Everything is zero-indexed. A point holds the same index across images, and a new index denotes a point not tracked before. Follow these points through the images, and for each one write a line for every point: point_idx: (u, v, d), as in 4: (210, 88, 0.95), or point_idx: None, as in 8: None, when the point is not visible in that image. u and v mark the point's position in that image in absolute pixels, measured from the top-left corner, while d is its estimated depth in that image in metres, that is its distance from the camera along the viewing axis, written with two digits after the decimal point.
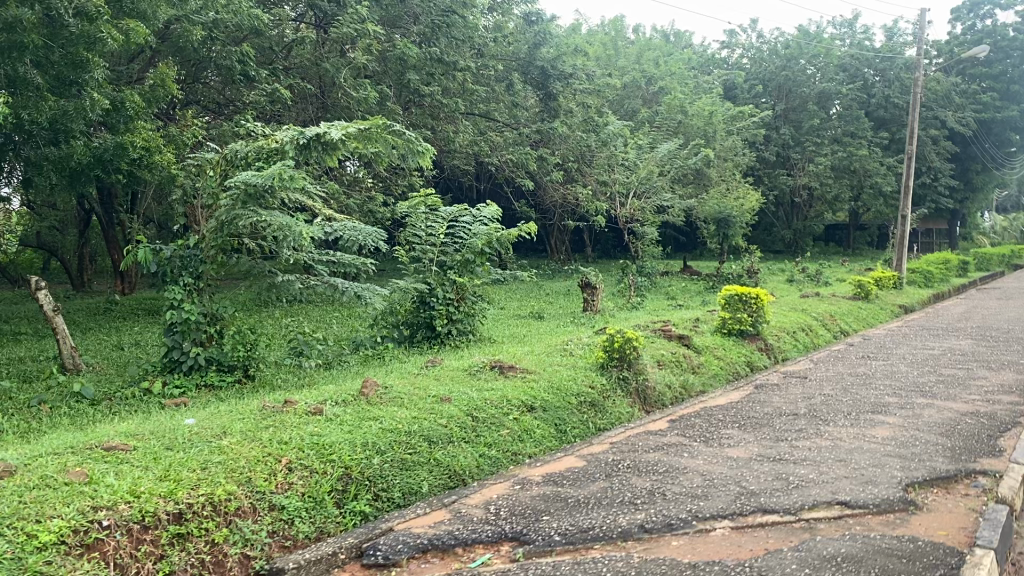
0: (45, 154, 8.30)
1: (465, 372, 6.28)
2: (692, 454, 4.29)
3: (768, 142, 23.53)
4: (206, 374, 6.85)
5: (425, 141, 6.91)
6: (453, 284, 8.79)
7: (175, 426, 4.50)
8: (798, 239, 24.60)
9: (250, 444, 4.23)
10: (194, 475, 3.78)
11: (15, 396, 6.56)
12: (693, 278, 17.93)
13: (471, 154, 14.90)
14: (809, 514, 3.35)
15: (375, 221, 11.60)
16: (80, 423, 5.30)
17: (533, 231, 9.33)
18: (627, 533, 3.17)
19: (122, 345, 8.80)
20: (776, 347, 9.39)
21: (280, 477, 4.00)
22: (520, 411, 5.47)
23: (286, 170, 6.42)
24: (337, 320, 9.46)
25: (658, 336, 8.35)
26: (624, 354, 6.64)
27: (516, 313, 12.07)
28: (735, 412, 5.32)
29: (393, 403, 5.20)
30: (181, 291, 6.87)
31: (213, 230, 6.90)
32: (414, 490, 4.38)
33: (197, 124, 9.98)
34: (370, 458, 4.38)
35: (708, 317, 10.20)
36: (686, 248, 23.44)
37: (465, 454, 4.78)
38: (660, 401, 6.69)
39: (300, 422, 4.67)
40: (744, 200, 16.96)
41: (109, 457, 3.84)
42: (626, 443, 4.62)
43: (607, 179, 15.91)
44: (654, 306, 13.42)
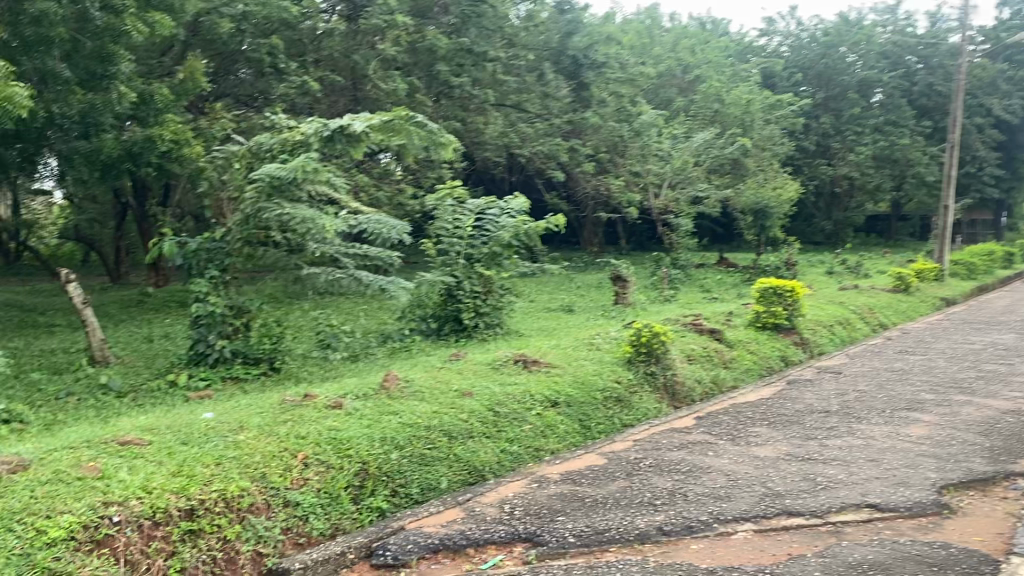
0: (76, 148, 8.45)
1: (489, 366, 6.20)
2: (717, 453, 4.16)
3: (807, 132, 23.13)
4: (232, 367, 6.85)
5: (448, 133, 6.81)
6: (480, 277, 8.75)
7: (194, 420, 4.47)
8: (838, 230, 24.16)
9: (267, 439, 4.18)
10: (208, 471, 3.74)
11: (44, 388, 6.63)
12: (729, 270, 17.66)
13: (503, 145, 14.82)
14: (836, 518, 3.20)
15: (405, 213, 11.57)
16: (104, 417, 5.32)
17: (562, 223, 9.20)
18: (644, 536, 3.06)
19: (152, 337, 8.88)
20: (812, 341, 9.17)
21: (296, 472, 3.95)
22: (543, 407, 5.40)
23: (310, 162, 6.36)
24: (366, 313, 9.45)
25: (689, 330, 8.20)
26: (652, 349, 6.52)
27: (547, 306, 11.97)
28: (764, 409, 5.17)
29: (415, 397, 5.14)
30: (207, 285, 6.87)
31: (239, 223, 6.89)
32: (432, 486, 4.30)
33: (226, 117, 10.02)
34: (388, 454, 4.32)
35: (743, 310, 10.01)
36: (723, 240, 23.16)
37: (486, 450, 4.70)
38: (689, 396, 6.56)
39: (319, 415, 4.62)
40: (781, 190, 16.65)
41: (124, 452, 3.81)
42: (649, 439, 4.51)
43: (640, 170, 15.73)
44: (688, 299, 13.23)
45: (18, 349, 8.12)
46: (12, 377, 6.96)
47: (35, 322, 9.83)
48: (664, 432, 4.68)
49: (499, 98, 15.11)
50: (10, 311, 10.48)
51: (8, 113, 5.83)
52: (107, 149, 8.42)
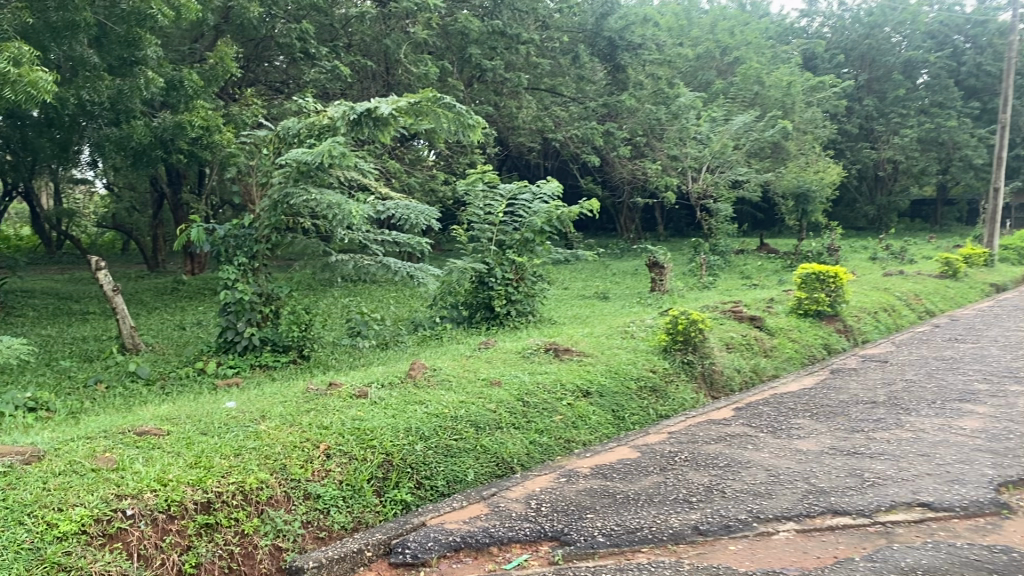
0: (106, 135, 8.52)
1: (518, 355, 6.04)
2: (756, 446, 3.96)
3: (850, 114, 22.55)
4: (261, 355, 6.76)
5: (476, 115, 6.65)
6: (512, 265, 8.60)
7: (215, 410, 4.36)
8: (882, 215, 23.56)
9: (288, 429, 4.05)
10: (226, 462, 3.63)
11: (74, 376, 6.61)
12: (770, 256, 17.29)
13: (537, 130, 14.60)
14: (885, 517, 2.99)
15: (438, 199, 11.43)
16: (130, 407, 5.25)
17: (596, 208, 9.00)
18: (679, 535, 2.88)
19: (184, 325, 8.85)
20: (856, 328, 8.87)
21: (317, 464, 3.81)
22: (575, 397, 5.24)
23: (337, 147, 6.23)
24: (396, 300, 9.33)
25: (729, 318, 7.96)
26: (689, 337, 6.32)
27: (581, 293, 11.78)
28: (805, 399, 4.95)
29: (441, 386, 5.00)
30: (236, 272, 6.78)
31: (268, 210, 6.77)
32: (459, 479, 4.15)
33: (256, 102, 9.95)
34: (412, 445, 4.17)
35: (783, 297, 9.73)
36: (763, 226, 22.71)
37: (515, 442, 4.55)
38: (728, 386, 6.33)
39: (343, 405, 4.48)
40: (824, 174, 16.23)
41: (141, 443, 3.71)
42: (684, 432, 4.31)
43: (678, 154, 15.44)
44: (727, 286, 12.93)
45: (51, 336, 8.13)
46: (43, 365, 6.95)
47: (70, 310, 9.87)
48: (701, 424, 4.49)
49: (533, 82, 14.90)
50: (46, 299, 10.55)
51: (34, 99, 5.77)
52: (138, 135, 8.41)
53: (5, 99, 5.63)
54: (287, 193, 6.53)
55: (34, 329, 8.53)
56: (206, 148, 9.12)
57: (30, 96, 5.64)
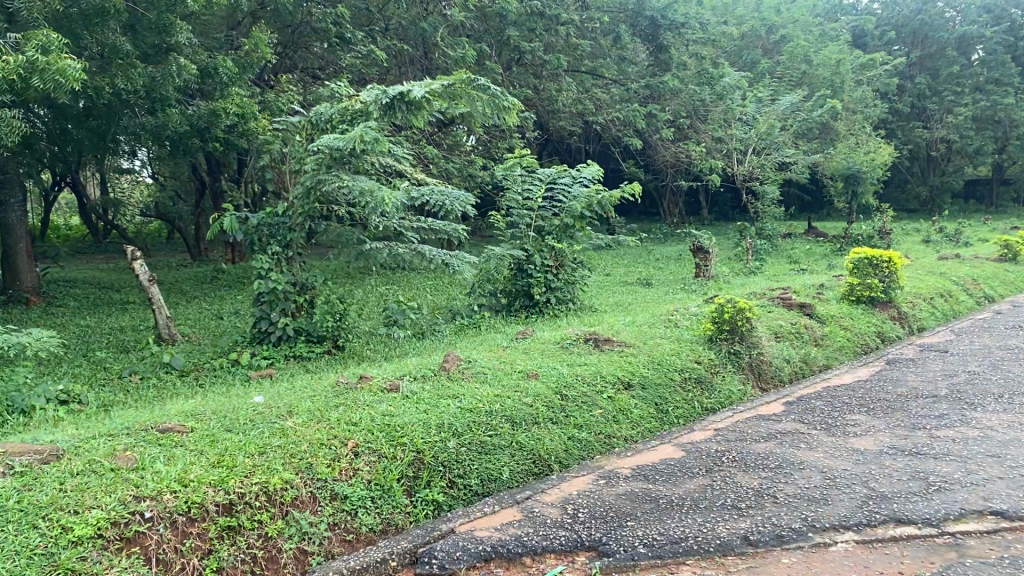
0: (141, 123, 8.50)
1: (557, 345, 5.83)
2: (809, 445, 3.71)
3: (902, 92, 21.84)
4: (295, 345, 6.64)
5: (511, 96, 6.44)
6: (552, 251, 8.43)
7: (242, 405, 4.23)
8: (935, 196, 22.81)
9: (316, 426, 3.89)
10: (250, 461, 3.48)
11: (109, 367, 6.57)
12: (818, 240, 16.82)
13: (577, 113, 14.33)
14: (954, 528, 2.73)
15: (476, 185, 11.25)
16: (162, 401, 5.16)
17: (638, 192, 8.73)
18: (727, 546, 2.66)
19: (221, 314, 8.80)
20: (911, 315, 8.51)
21: (345, 462, 3.65)
22: (615, 390, 5.04)
23: (368, 133, 6.06)
24: (433, 288, 9.18)
25: (777, 305, 7.67)
26: (735, 326, 6.05)
27: (623, 280, 11.53)
28: (860, 392, 4.69)
29: (476, 379, 4.82)
30: (269, 261, 6.65)
31: (301, 198, 6.62)
32: (494, 478, 3.97)
33: (292, 89, 9.83)
34: (444, 442, 3.99)
35: (833, 283, 9.39)
36: (810, 208, 22.14)
37: (552, 438, 4.36)
38: (777, 377, 6.07)
39: (373, 400, 4.32)
40: (875, 154, 15.69)
41: (164, 440, 3.59)
42: (732, 428, 4.08)
43: (723, 135, 15.07)
44: (775, 271, 12.57)
45: (90, 327, 8.13)
46: (80, 356, 6.92)
47: (110, 300, 9.89)
48: (749, 419, 4.25)
49: (573, 64, 14.60)
50: (88, 289, 10.61)
51: (63, 87, 5.68)
52: (172, 123, 8.37)
53: (33, 88, 5.54)
54: (319, 180, 6.37)
55: (73, 319, 8.54)
56: (241, 136, 9.03)
57: (58, 84, 5.55)
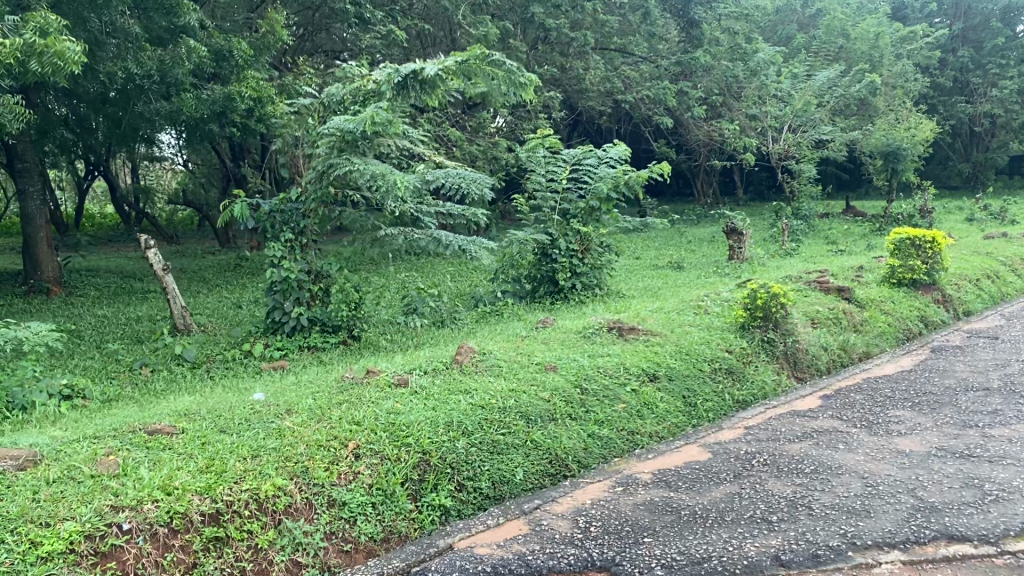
0: (156, 109, 8.32)
1: (578, 335, 5.54)
2: (849, 446, 3.38)
3: (943, 66, 21.08)
4: (310, 336, 6.42)
5: (529, 72, 6.15)
6: (577, 235, 8.14)
7: (240, 403, 4.00)
8: (978, 173, 22.04)
9: (315, 426, 3.65)
10: (241, 466, 3.25)
11: (121, 360, 6.40)
12: (857, 220, 16.30)
13: (606, 91, 13.93)
14: (1015, 546, 2.41)
15: (502, 168, 10.95)
16: (168, 397, 4.97)
17: (667, 171, 8.38)
18: (755, 568, 2.37)
19: (240, 303, 8.63)
20: (956, 298, 8.09)
21: (344, 465, 3.40)
22: (640, 382, 4.76)
23: (379, 113, 5.81)
24: (456, 275, 8.93)
25: (813, 289, 7.31)
26: (769, 313, 5.72)
27: (653, 263, 11.18)
28: (904, 384, 4.35)
29: (491, 373, 4.55)
30: (281, 249, 6.42)
31: (313, 182, 6.39)
32: (506, 479, 3.70)
33: (309, 70, 9.59)
34: (453, 442, 3.73)
35: (873, 264, 8.98)
36: (848, 186, 21.53)
37: (570, 436, 4.09)
38: (814, 366, 5.74)
39: (380, 395, 4.07)
40: (917, 129, 15.10)
41: (151, 443, 3.37)
42: (764, 426, 3.76)
43: (757, 111, 14.75)
44: (812, 253, 12.15)
45: (107, 317, 7.99)
46: (92, 348, 6.77)
47: (131, 289, 9.76)
48: (782, 415, 3.94)
49: (602, 41, 14.20)
50: (110, 277, 10.50)
51: (63, 72, 5.48)
52: (187, 109, 8.18)
53: (32, 72, 5.35)
54: (331, 163, 6.14)
55: (92, 310, 8.41)
56: (258, 120, 8.82)
57: (57, 68, 5.34)
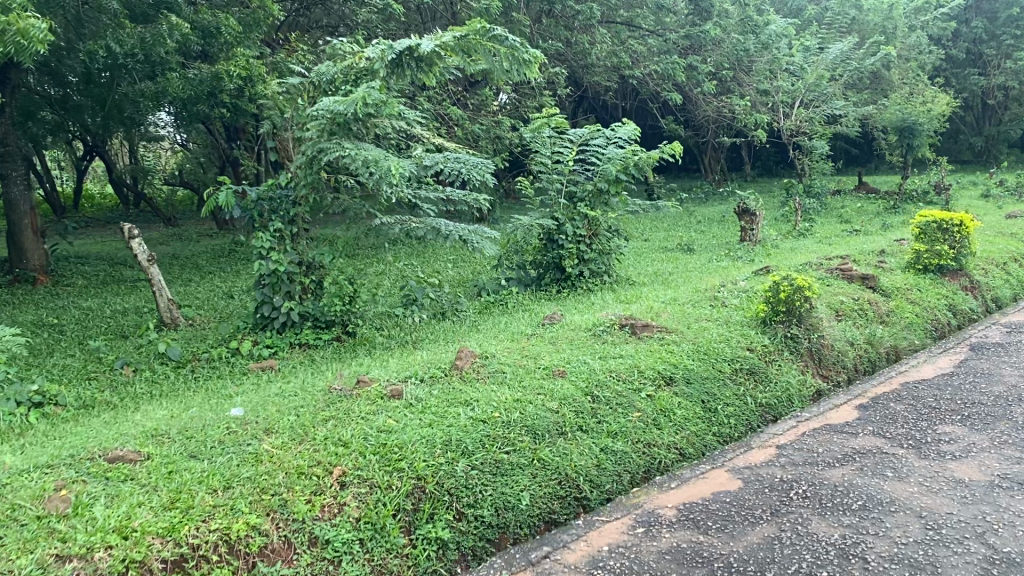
0: (141, 90, 7.91)
1: (587, 333, 5.15)
2: (898, 472, 2.99)
3: (956, 38, 20.44)
4: (301, 331, 6.03)
5: (532, 48, 5.73)
6: (585, 220, 7.74)
7: (216, 419, 3.61)
8: (990, 147, 21.45)
9: (298, 449, 3.27)
10: (210, 500, 2.88)
11: (102, 358, 6.03)
12: (871, 196, 15.82)
13: (612, 66, 13.40)
14: None
15: (505, 147, 10.50)
16: (146, 406, 4.59)
17: (679, 151, 7.92)
18: None
19: (231, 292, 8.23)
20: (984, 284, 7.66)
21: (329, 497, 3.03)
22: (655, 387, 4.37)
23: (371, 94, 5.39)
24: (458, 262, 8.52)
25: (836, 277, 6.91)
26: (792, 307, 5.31)
27: (663, 246, 10.76)
28: (949, 392, 3.96)
29: (493, 382, 4.16)
30: (270, 239, 6.01)
31: (303, 167, 5.97)
32: (511, 505, 3.34)
33: (302, 46, 9.12)
34: (451, 465, 3.35)
35: (895, 248, 8.54)
36: (858, 162, 21.04)
37: (581, 452, 3.71)
38: (841, 364, 5.34)
39: (371, 409, 3.69)
40: (933, 103, 14.57)
41: (111, 474, 2.99)
42: (799, 445, 3.35)
43: (768, 87, 14.31)
44: (826, 233, 11.74)
45: (92, 310, 7.61)
46: (73, 345, 6.41)
47: (121, 277, 9.39)
48: (817, 431, 3.56)
49: (608, 14, 13.68)
50: (99, 265, 10.12)
51: (28, 51, 5.05)
52: (173, 89, 7.76)
53: None
54: (321, 148, 5.71)
55: (78, 301, 8.03)
56: (248, 101, 8.40)
57: (21, 48, 4.92)
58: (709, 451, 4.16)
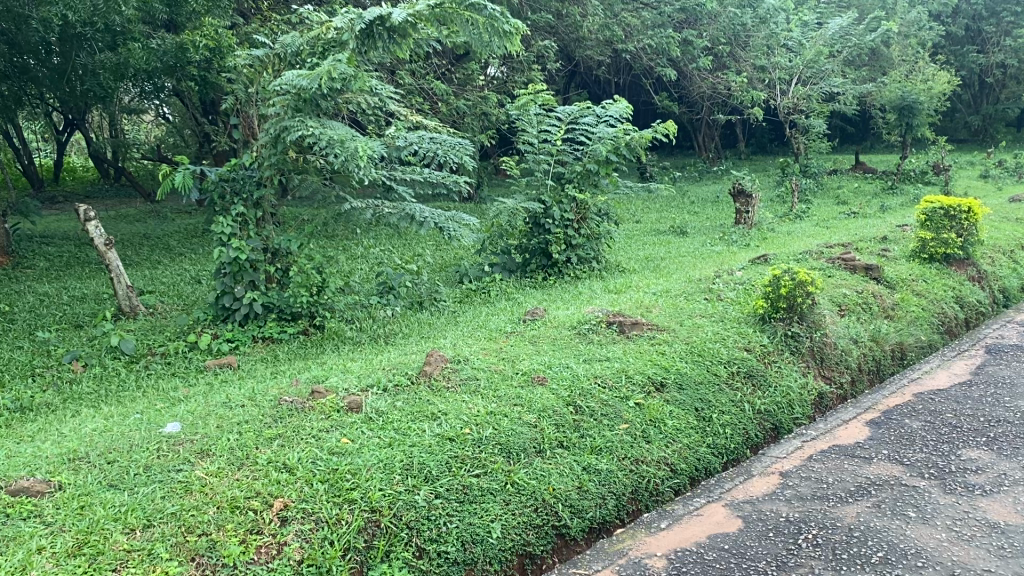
0: (101, 62, 7.43)
1: (571, 331, 4.74)
2: (921, 513, 2.92)
3: (956, 14, 19.89)
4: (265, 324, 5.60)
5: (514, 18, 5.29)
6: (573, 202, 7.33)
7: (147, 437, 3.19)
8: (987, 126, 20.99)
9: (237, 477, 2.86)
10: (124, 543, 2.47)
11: (51, 350, 5.59)
12: (868, 176, 15.41)
13: (605, 40, 12.88)
14: None
15: (492, 124, 10.02)
16: (86, 411, 4.18)
17: (673, 131, 7.47)
18: None
19: (199, 277, 7.77)
20: (992, 274, 7.28)
21: (268, 535, 2.63)
22: (645, 395, 3.97)
23: (338, 67, 4.95)
24: (439, 247, 8.09)
25: (837, 267, 6.51)
26: (794, 303, 4.91)
27: (655, 228, 10.34)
28: (971, 412, 3.80)
29: (465, 392, 3.74)
30: (231, 224, 5.55)
31: (268, 146, 5.52)
32: (479, 539, 2.93)
33: (276, 15, 8.62)
34: (411, 493, 2.94)
35: (898, 235, 8.13)
36: (853, 140, 20.58)
37: (561, 473, 3.31)
38: (844, 364, 4.94)
39: (324, 427, 3.28)
40: (935, 81, 14.11)
41: (12, 511, 2.58)
42: (811, 492, 3.15)
43: (765, 63, 13.84)
44: (824, 215, 11.34)
45: (48, 295, 7.16)
46: (24, 335, 5.97)
47: (85, 259, 8.91)
48: (825, 459, 3.43)
49: None
50: (64, 245, 9.64)
51: None
52: (134, 59, 7.27)
53: None
54: (284, 127, 5.27)
55: (35, 285, 7.57)
56: (217, 74, 7.92)
57: None
58: (704, 476, 3.78)
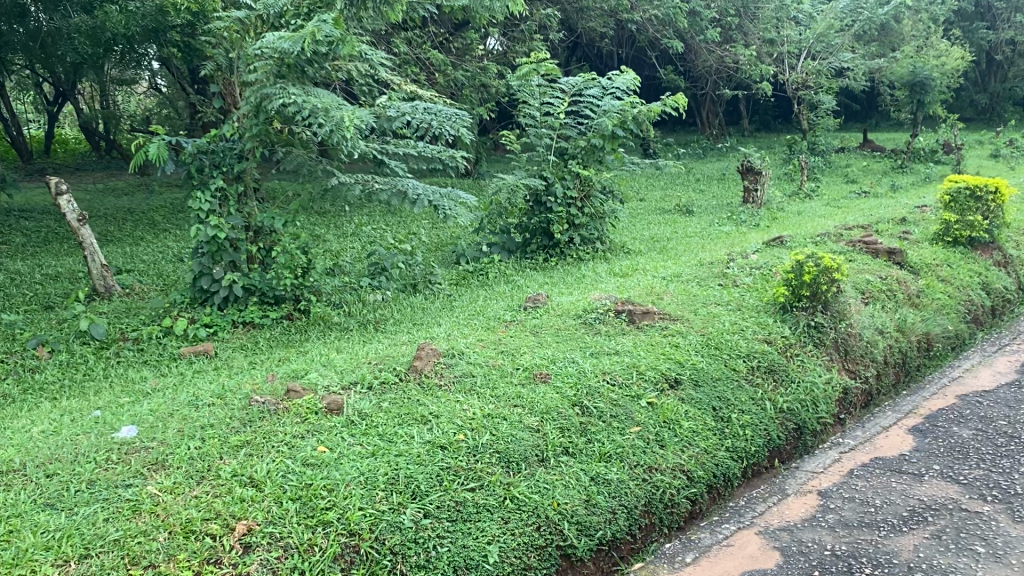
0: (75, 25, 6.92)
1: (575, 320, 4.35)
2: (991, 547, 2.78)
3: None
4: (246, 307, 5.20)
5: None
6: (576, 178, 6.92)
7: (95, 447, 2.78)
8: (994, 104, 20.51)
9: (196, 493, 2.49)
10: None
11: (15, 332, 5.18)
12: (877, 154, 14.98)
13: (609, 11, 12.38)
14: None
15: (491, 97, 9.58)
16: (44, 405, 3.79)
17: (681, 104, 7.03)
18: None
19: (181, 256, 7.35)
20: (1019, 259, 6.87)
21: (227, 566, 2.25)
22: (659, 393, 3.59)
23: (322, 29, 4.50)
24: (435, 226, 7.69)
25: (858, 251, 6.12)
26: (817, 290, 4.51)
27: (659, 206, 9.93)
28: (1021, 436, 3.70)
29: (459, 391, 3.36)
30: (210, 199, 5.12)
31: (249, 116, 5.09)
32: (473, 565, 2.53)
33: None
34: (397, 513, 2.56)
35: (916, 217, 7.71)
36: (859, 117, 20.10)
37: (566, 484, 2.93)
38: (870, 357, 4.54)
39: (297, 435, 2.88)
40: (949, 55, 13.61)
41: None
42: (860, 529, 2.96)
43: (774, 37, 13.37)
44: (833, 195, 10.95)
45: (20, 274, 6.74)
46: None
47: (65, 235, 8.49)
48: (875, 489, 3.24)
49: None
50: (43, 220, 9.20)
51: None
52: (111, 22, 6.80)
53: None
54: (264, 95, 4.84)
55: (7, 262, 7.15)
56: (201, 40, 7.48)
57: None
58: (725, 487, 3.42)
